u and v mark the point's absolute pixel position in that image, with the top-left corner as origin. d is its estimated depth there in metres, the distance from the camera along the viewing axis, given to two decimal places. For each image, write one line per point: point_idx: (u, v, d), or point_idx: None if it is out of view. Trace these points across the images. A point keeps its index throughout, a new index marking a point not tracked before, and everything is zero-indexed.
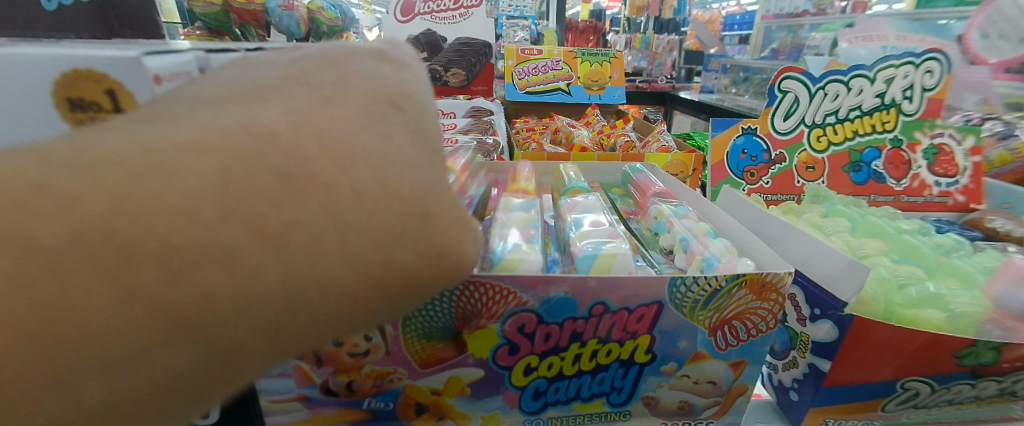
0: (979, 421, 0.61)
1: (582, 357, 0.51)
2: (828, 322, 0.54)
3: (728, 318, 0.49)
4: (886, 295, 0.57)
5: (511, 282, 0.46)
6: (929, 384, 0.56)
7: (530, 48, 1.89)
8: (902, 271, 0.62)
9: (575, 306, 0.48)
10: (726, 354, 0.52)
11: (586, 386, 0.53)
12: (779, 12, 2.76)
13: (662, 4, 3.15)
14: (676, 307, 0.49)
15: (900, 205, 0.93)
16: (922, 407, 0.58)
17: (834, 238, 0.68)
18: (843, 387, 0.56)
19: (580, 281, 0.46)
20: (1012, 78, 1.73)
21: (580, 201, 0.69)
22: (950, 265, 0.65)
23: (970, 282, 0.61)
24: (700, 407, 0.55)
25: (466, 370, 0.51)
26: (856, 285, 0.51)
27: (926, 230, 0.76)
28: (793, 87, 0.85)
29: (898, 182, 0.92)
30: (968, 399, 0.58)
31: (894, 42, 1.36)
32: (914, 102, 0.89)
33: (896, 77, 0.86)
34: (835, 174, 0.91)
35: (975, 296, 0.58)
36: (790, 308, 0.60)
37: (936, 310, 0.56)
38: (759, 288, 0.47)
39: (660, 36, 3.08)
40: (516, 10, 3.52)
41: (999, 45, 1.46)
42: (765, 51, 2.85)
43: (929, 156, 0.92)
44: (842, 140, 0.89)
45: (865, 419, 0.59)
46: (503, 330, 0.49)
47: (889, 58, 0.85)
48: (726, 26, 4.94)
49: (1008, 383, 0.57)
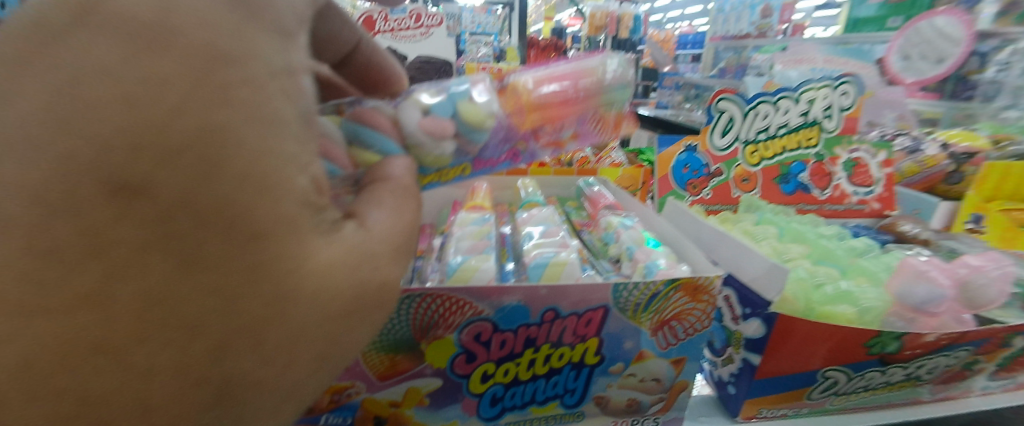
0: (892, 404, 0.68)
1: (536, 362, 0.54)
2: (757, 319, 0.60)
3: (667, 319, 0.54)
4: (806, 293, 0.64)
5: (466, 293, 0.48)
6: (845, 373, 0.62)
7: (491, 66, 1.96)
8: (821, 272, 0.70)
9: (528, 314, 0.51)
10: (668, 352, 0.56)
11: (541, 390, 0.56)
12: (725, 34, 2.98)
13: (619, 25, 3.32)
14: (620, 310, 0.53)
15: (825, 212, 1.03)
16: (842, 393, 0.65)
17: (763, 244, 0.75)
18: (773, 379, 0.62)
19: (532, 290, 0.50)
20: (926, 96, 1.95)
21: (535, 214, 0.73)
22: (861, 265, 0.73)
23: (877, 280, 0.69)
24: (647, 404, 0.60)
25: (424, 380, 0.52)
26: (778, 286, 0.57)
27: (844, 235, 0.85)
28: (728, 107, 0.93)
29: (822, 192, 1.02)
30: (880, 385, 0.65)
31: (821, 64, 1.50)
32: (833, 120, 1.00)
33: (817, 98, 0.96)
34: (767, 185, 0.99)
35: (879, 292, 0.66)
36: (726, 308, 0.66)
37: (848, 306, 0.63)
38: (693, 290, 0.52)
39: (617, 55, 3.25)
40: (479, 27, 3.60)
41: (919, 66, 1.62)
42: (714, 70, 3.06)
43: (848, 168, 1.03)
44: (773, 155, 0.98)
45: (794, 407, 0.65)
46: (460, 339, 0.51)
47: (811, 81, 0.95)
48: (680, 45, 5.24)
49: (913, 368, 0.64)
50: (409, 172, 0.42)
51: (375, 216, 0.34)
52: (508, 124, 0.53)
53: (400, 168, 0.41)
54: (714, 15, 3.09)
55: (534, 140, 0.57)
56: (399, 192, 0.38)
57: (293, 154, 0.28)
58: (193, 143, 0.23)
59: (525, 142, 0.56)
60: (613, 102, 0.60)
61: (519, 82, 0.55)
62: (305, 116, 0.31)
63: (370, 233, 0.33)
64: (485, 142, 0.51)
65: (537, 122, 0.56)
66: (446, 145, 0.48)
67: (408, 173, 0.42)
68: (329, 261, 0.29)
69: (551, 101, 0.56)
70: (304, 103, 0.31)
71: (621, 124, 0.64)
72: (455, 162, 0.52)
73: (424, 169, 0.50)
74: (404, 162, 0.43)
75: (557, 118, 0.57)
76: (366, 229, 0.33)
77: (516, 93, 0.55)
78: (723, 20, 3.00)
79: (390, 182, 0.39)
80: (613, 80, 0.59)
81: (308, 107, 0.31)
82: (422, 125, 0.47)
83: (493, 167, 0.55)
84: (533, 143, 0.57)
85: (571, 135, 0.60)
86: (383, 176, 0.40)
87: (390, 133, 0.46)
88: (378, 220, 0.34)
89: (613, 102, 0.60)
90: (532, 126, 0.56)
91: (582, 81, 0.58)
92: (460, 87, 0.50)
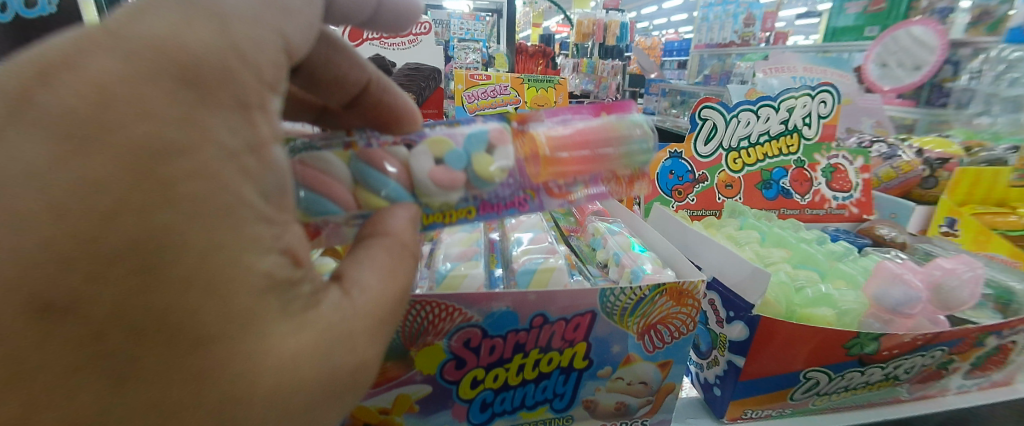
0: (872, 403, 0.70)
1: (526, 367, 0.55)
2: (740, 322, 0.61)
3: (653, 323, 0.55)
4: (787, 296, 0.66)
5: (456, 300, 0.49)
6: (826, 373, 0.64)
7: (479, 73, 1.98)
8: (801, 275, 0.71)
9: (517, 319, 0.52)
10: (654, 356, 0.57)
11: (531, 395, 0.57)
12: (709, 42, 3.05)
13: (606, 32, 3.38)
14: (607, 315, 0.54)
15: (806, 217, 1.06)
16: (824, 394, 0.67)
17: (746, 248, 0.77)
18: (756, 380, 0.63)
19: (520, 296, 0.50)
20: (902, 103, 2.01)
21: (523, 220, 0.74)
22: (839, 268, 0.75)
23: (855, 282, 0.72)
24: (634, 407, 0.61)
25: (414, 387, 0.53)
26: (760, 289, 0.59)
27: (824, 239, 0.87)
28: (711, 115, 0.96)
29: (803, 197, 1.04)
30: (860, 384, 0.67)
31: (801, 72, 1.54)
32: (812, 127, 1.03)
33: (796, 107, 0.99)
34: (750, 191, 1.02)
35: (857, 295, 0.68)
36: (711, 312, 0.68)
37: (828, 308, 0.65)
38: (678, 295, 0.54)
39: (604, 62, 3.30)
40: (468, 34, 3.61)
41: (897, 73, 1.68)
42: (699, 77, 3.13)
43: (827, 174, 1.06)
44: (755, 162, 1.01)
45: (777, 407, 0.66)
46: (449, 345, 0.51)
47: (790, 90, 0.99)
48: (665, 52, 5.34)
49: (891, 368, 0.66)
50: (410, 224, 0.41)
51: (363, 279, 0.33)
52: (521, 170, 0.52)
53: (399, 222, 0.40)
54: (698, 24, 3.16)
55: (546, 190, 0.53)
56: (398, 251, 0.37)
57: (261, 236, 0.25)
58: (136, 254, 0.21)
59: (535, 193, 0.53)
60: (633, 161, 0.55)
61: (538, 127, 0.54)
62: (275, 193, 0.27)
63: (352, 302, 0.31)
64: (492, 191, 0.50)
65: (552, 174, 0.52)
66: (454, 194, 0.49)
67: (408, 225, 0.41)
68: (295, 350, 0.26)
69: (569, 152, 0.53)
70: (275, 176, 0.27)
71: (639, 185, 0.58)
72: (461, 206, 0.50)
73: (426, 208, 0.49)
74: (404, 214, 0.42)
75: (572, 170, 0.53)
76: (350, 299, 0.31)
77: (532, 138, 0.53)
78: (706, 28, 3.07)
79: (389, 237, 0.38)
80: (637, 139, 0.55)
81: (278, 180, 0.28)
82: (432, 174, 0.47)
83: (499, 214, 0.51)
84: (543, 192, 0.53)
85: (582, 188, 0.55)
86: (382, 229, 0.39)
87: (399, 177, 0.47)
88: (367, 284, 0.33)
89: (633, 160, 0.55)
90: (545, 178, 0.52)
91: (604, 136, 0.54)
92: (479, 136, 0.49)
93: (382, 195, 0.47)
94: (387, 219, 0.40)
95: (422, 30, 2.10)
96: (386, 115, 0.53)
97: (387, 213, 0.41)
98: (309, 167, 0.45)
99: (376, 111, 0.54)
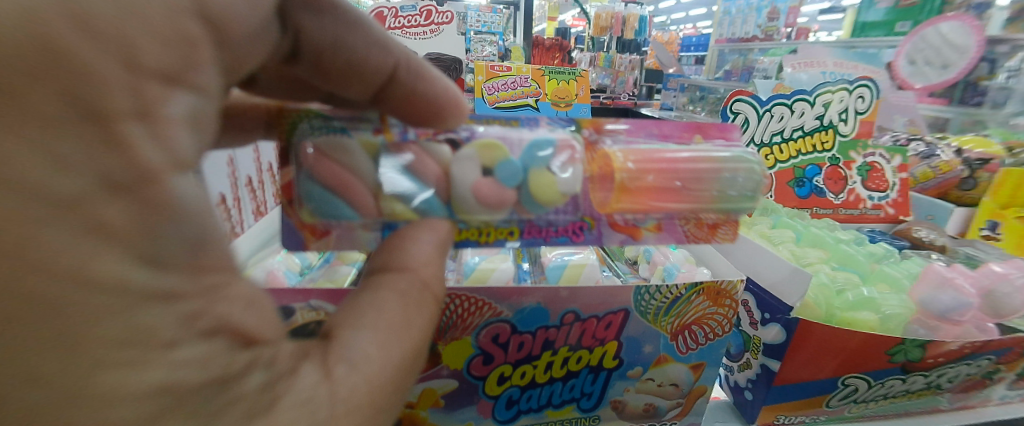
0: (911, 413, 0.67)
1: (554, 365, 0.53)
2: (777, 325, 0.59)
3: (688, 324, 0.53)
4: (827, 299, 0.63)
5: (485, 294, 0.48)
6: (866, 380, 0.61)
7: (499, 64, 1.96)
8: (841, 277, 0.68)
9: (548, 315, 0.50)
10: (687, 357, 0.55)
11: (558, 393, 0.55)
12: (731, 36, 2.98)
13: (625, 25, 3.32)
14: (641, 314, 0.52)
15: (840, 217, 1.01)
16: (861, 401, 0.64)
17: (781, 248, 0.74)
18: (791, 386, 0.61)
19: (552, 291, 0.49)
20: (934, 101, 1.94)
21: None
22: (881, 271, 0.72)
23: (898, 286, 0.68)
24: (664, 409, 0.59)
25: (440, 382, 0.52)
26: (801, 291, 0.56)
27: (861, 239, 0.84)
28: (743, 108, 0.94)
29: (837, 196, 1.00)
30: (900, 393, 0.64)
31: (832, 67, 1.48)
32: (849, 124, 1.00)
33: (833, 101, 0.97)
34: (781, 188, 0.98)
35: (901, 299, 0.65)
36: (744, 313, 0.65)
37: (870, 312, 0.62)
38: (715, 295, 0.51)
39: (622, 56, 3.26)
40: (484, 26, 3.56)
41: (925, 72, 1.60)
42: (719, 72, 3.06)
43: (863, 173, 1.01)
44: (787, 158, 0.98)
45: (812, 414, 0.64)
46: (477, 340, 0.50)
47: (827, 84, 0.97)
48: (683, 47, 5.25)
49: (934, 377, 0.63)
50: (435, 249, 0.40)
51: (359, 346, 0.31)
52: (583, 197, 0.51)
53: (421, 253, 0.39)
54: (719, 18, 3.08)
55: (607, 222, 0.52)
56: (411, 304, 0.35)
57: (146, 329, 0.20)
58: None
59: (591, 218, 0.51)
60: (725, 206, 0.52)
61: (616, 150, 0.52)
62: (184, 257, 0.23)
63: (332, 387, 0.29)
64: (543, 215, 0.50)
65: (622, 207, 0.51)
66: (497, 214, 0.48)
67: (431, 257, 0.39)
68: None
69: (646, 182, 0.51)
70: (176, 235, 0.22)
71: (722, 230, 0.55)
72: (504, 225, 0.50)
73: (462, 223, 0.49)
74: (431, 242, 0.40)
75: (647, 205, 0.51)
76: (332, 380, 0.29)
77: (607, 159, 0.51)
78: (729, 22, 3.00)
79: (407, 274, 0.37)
80: (738, 185, 0.52)
81: (185, 234, 0.23)
82: (476, 186, 0.46)
83: (546, 240, 0.51)
84: (605, 223, 0.52)
85: (653, 224, 0.53)
86: (401, 264, 0.37)
87: (437, 185, 0.47)
88: (364, 353, 0.31)
89: (725, 203, 0.53)
90: (612, 209, 0.51)
91: (696, 175, 0.51)
92: (541, 149, 0.49)
93: (407, 201, 0.47)
94: (411, 245, 0.39)
95: (442, 19, 2.10)
96: (420, 108, 0.50)
97: (411, 237, 0.40)
98: (330, 159, 0.45)
99: (408, 102, 0.51)
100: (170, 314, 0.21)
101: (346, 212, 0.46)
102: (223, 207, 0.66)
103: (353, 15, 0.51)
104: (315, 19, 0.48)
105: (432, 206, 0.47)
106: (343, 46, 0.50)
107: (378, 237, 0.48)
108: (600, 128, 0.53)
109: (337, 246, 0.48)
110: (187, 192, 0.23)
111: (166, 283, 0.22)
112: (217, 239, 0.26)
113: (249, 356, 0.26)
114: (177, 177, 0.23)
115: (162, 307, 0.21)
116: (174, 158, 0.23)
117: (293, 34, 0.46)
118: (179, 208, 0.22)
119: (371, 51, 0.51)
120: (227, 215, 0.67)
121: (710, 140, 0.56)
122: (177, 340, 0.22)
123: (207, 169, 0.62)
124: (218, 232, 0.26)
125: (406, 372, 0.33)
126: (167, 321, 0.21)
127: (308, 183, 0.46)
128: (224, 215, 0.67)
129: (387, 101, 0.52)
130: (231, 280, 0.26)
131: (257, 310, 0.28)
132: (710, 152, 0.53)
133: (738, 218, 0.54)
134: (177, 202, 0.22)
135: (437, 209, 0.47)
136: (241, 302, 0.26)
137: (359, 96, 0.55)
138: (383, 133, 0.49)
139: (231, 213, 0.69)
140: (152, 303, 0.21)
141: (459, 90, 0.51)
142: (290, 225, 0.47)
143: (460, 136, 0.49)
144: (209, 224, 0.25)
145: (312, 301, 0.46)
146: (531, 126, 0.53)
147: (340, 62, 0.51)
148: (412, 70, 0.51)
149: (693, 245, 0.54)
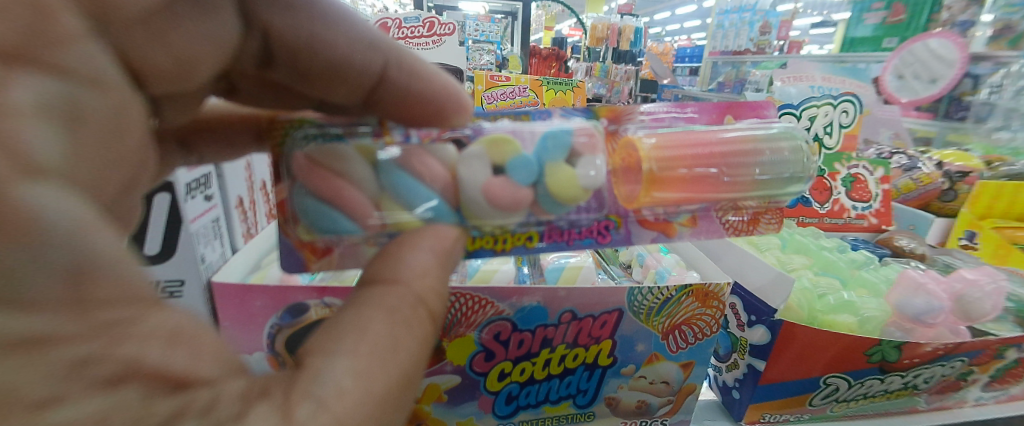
0: (890, 412, 0.71)
1: (551, 362, 0.56)
2: (762, 326, 0.62)
3: (678, 323, 0.56)
4: (810, 303, 0.66)
5: (488, 293, 0.51)
6: (846, 380, 0.65)
7: (499, 75, 2.02)
8: (823, 282, 0.72)
9: (546, 314, 0.53)
10: (677, 356, 0.58)
11: (555, 390, 0.58)
12: (724, 50, 3.04)
13: (621, 36, 3.35)
14: (634, 313, 0.55)
15: (824, 226, 1.06)
16: (842, 400, 0.67)
17: (768, 254, 0.78)
18: (775, 385, 0.64)
19: (551, 291, 0.52)
20: (920, 115, 1.99)
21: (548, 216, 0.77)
22: (861, 276, 0.75)
23: (876, 291, 0.72)
24: (655, 406, 0.62)
25: (444, 377, 0.54)
26: (785, 294, 0.60)
27: (843, 247, 0.88)
28: None
29: (822, 205, 1.05)
30: (879, 393, 0.68)
31: (821, 82, 1.51)
32: (834, 137, 1.06)
33: (818, 115, 1.03)
34: None
35: (878, 303, 0.69)
36: (731, 315, 0.69)
37: (849, 315, 0.65)
38: (703, 296, 0.54)
39: (617, 67, 3.31)
40: (484, 35, 3.64)
41: (914, 86, 1.66)
42: (712, 85, 3.12)
43: (846, 184, 1.06)
44: None
45: (796, 413, 0.67)
46: (480, 337, 0.53)
47: (814, 99, 1.01)
48: (676, 59, 5.36)
49: (910, 377, 0.66)
50: (428, 266, 0.42)
51: (332, 380, 0.31)
52: (608, 193, 0.56)
53: (417, 263, 0.41)
54: (713, 31, 3.14)
55: (635, 219, 0.56)
56: (398, 323, 0.36)
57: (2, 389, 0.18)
58: None
59: (620, 218, 0.56)
60: (769, 192, 0.56)
61: (642, 138, 0.56)
62: (59, 292, 0.21)
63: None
64: (562, 216, 0.53)
65: (648, 201, 0.55)
66: (513, 218, 0.51)
67: (427, 267, 0.42)
68: None
69: (676, 171, 0.53)
70: (43, 266, 0.20)
71: (766, 219, 0.60)
72: (522, 230, 0.54)
73: (475, 231, 0.52)
74: (429, 251, 0.43)
75: (679, 200, 0.55)
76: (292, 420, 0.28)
77: (630, 149, 0.56)
78: (722, 36, 3.07)
79: (399, 286, 0.38)
80: (782, 167, 0.55)
81: (56, 261, 0.21)
82: (486, 186, 0.50)
83: (568, 243, 0.55)
84: (632, 222, 0.56)
85: (688, 218, 0.58)
86: (391, 277, 0.39)
87: (447, 190, 0.50)
88: (337, 387, 0.31)
89: (769, 190, 0.56)
90: (639, 205, 0.56)
91: (734, 161, 0.55)
92: (557, 141, 0.52)
93: (411, 209, 0.49)
94: (409, 254, 0.42)
95: (445, 31, 2.15)
96: (412, 103, 0.59)
97: (411, 245, 0.43)
98: (323, 167, 0.48)
99: (401, 98, 0.59)
100: (42, 366, 0.19)
101: (346, 227, 0.49)
102: (240, 209, 0.69)
103: (331, 10, 0.55)
104: (285, 18, 0.52)
105: (439, 213, 0.50)
106: (321, 43, 0.55)
107: (379, 249, 0.51)
108: (619, 118, 0.60)
109: (339, 264, 0.52)
110: (51, 206, 0.21)
111: (39, 325, 0.20)
112: (110, 262, 0.23)
113: (176, 402, 0.24)
114: (26, 186, 0.20)
115: (24, 357, 0.19)
116: (19, 164, 0.20)
117: (260, 33, 0.52)
118: (42, 232, 0.20)
119: (356, 51, 0.57)
120: (243, 218, 0.70)
121: (742, 120, 0.63)
122: (52, 397, 0.20)
123: (229, 171, 0.65)
124: (109, 254, 0.23)
125: (387, 407, 0.33)
126: (30, 375, 0.19)
127: (303, 198, 0.48)
128: (242, 218, 0.70)
129: (379, 102, 0.59)
130: (139, 315, 0.24)
131: (185, 348, 0.26)
132: (750, 136, 0.57)
133: (779, 205, 0.59)
134: (39, 224, 0.20)
135: (445, 216, 0.50)
136: (159, 340, 0.24)
137: (349, 99, 0.60)
138: (382, 139, 0.54)
139: (248, 216, 0.72)
140: (14, 350, 0.19)
141: (459, 85, 0.59)
142: (289, 246, 0.51)
143: (464, 134, 0.56)
144: (93, 245, 0.23)
145: (325, 299, 0.48)
146: (544, 119, 0.61)
147: (321, 62, 0.56)
148: (403, 68, 0.58)
149: (735, 235, 0.59)
